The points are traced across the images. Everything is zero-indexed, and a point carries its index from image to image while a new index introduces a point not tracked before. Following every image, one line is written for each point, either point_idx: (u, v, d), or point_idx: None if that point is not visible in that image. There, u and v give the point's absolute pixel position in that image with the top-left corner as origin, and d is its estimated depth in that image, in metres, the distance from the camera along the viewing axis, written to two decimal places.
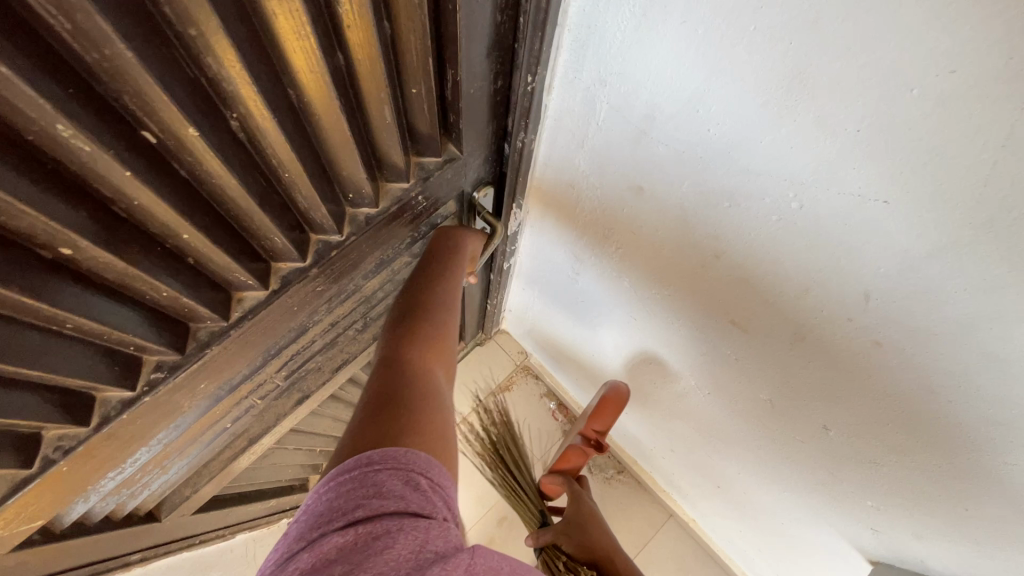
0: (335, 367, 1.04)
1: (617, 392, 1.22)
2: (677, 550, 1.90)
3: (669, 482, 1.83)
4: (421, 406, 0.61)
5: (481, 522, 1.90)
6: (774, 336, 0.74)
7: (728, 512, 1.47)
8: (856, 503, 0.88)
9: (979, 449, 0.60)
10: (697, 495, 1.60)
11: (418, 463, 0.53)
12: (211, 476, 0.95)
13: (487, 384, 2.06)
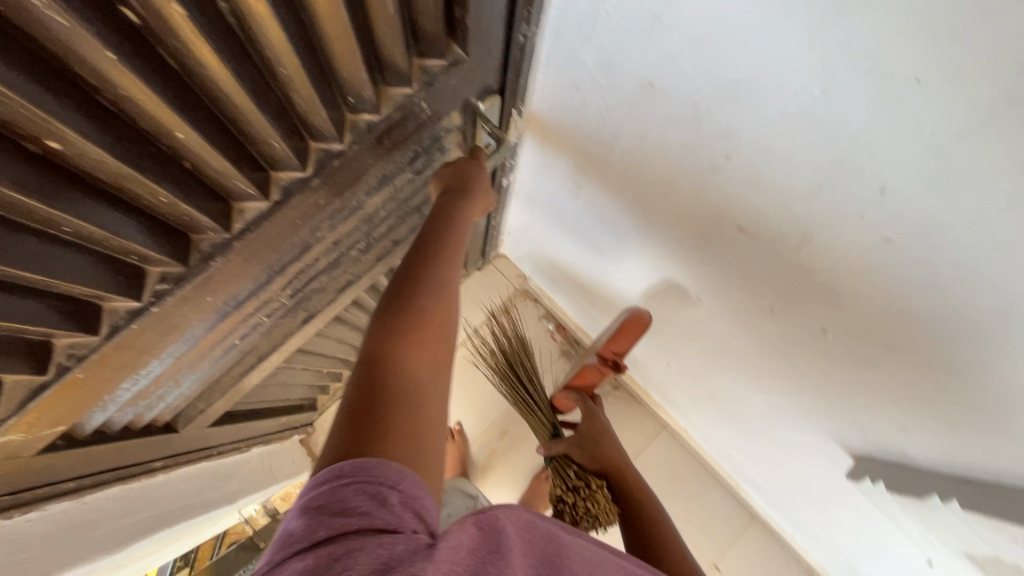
0: (339, 288, 1.04)
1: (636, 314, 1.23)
2: (669, 457, 2.03)
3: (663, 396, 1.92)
4: (408, 423, 0.52)
5: (484, 436, 2.00)
6: (780, 239, 0.74)
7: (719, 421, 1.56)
8: (844, 403, 0.93)
9: (976, 344, 0.61)
10: (690, 406, 1.68)
11: (391, 476, 0.46)
12: (224, 390, 0.98)
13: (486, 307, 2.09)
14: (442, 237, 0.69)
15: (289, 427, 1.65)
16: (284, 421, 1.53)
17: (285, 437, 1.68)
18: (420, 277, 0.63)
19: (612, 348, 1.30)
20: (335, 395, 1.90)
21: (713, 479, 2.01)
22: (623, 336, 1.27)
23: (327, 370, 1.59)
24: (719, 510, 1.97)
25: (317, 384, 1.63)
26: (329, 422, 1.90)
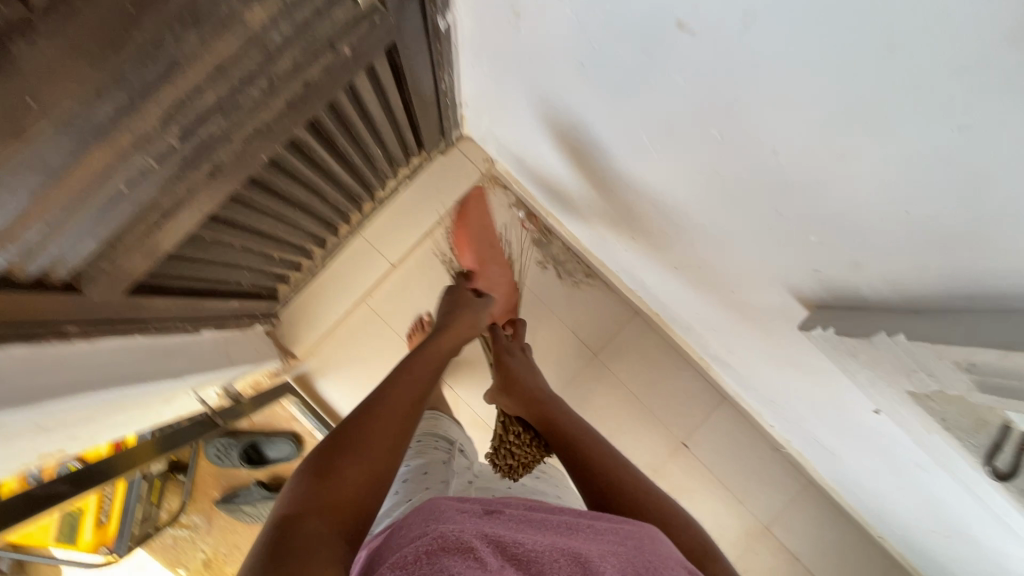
0: (246, 139, 0.93)
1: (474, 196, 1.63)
2: (640, 340, 2.04)
3: (634, 279, 1.86)
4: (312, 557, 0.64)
5: None
6: (721, 29, 0.61)
7: (686, 295, 1.51)
8: (798, 243, 0.85)
9: (932, 127, 0.51)
10: (658, 282, 1.64)
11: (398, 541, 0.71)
12: (129, 251, 0.91)
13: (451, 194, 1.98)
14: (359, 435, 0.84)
15: (246, 315, 1.62)
16: (237, 304, 1.49)
17: (245, 325, 1.65)
18: (337, 477, 0.78)
19: (469, 243, 1.56)
20: (297, 286, 1.85)
21: (683, 361, 2.04)
22: (468, 231, 1.56)
23: (276, 253, 1.52)
24: (690, 387, 2.05)
25: (269, 269, 1.57)
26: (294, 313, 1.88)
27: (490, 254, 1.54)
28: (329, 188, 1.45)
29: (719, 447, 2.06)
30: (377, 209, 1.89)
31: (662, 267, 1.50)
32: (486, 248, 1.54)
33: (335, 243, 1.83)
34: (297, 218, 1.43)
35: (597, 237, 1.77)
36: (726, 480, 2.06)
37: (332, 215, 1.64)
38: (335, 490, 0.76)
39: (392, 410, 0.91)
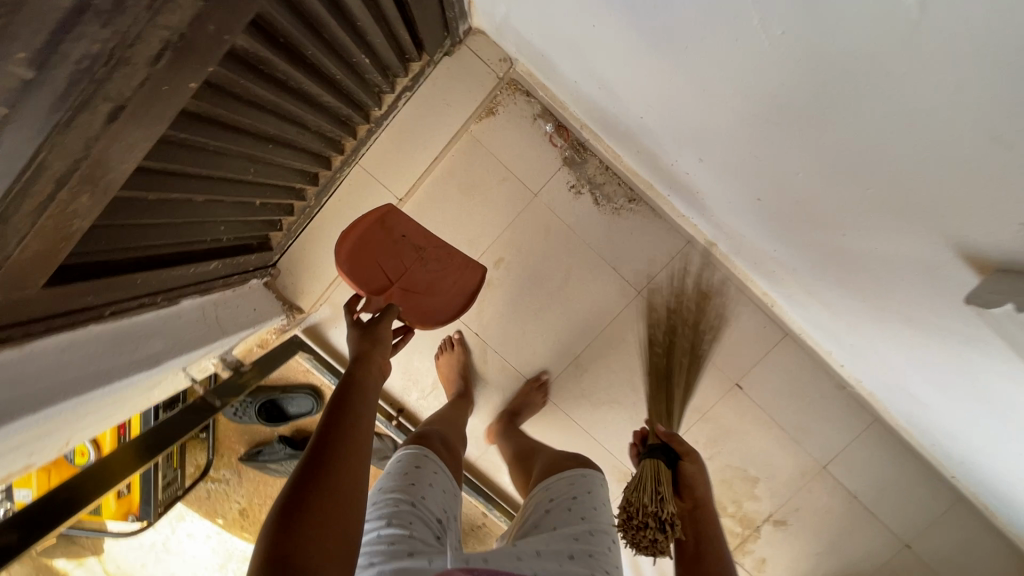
0: (156, 58, 0.62)
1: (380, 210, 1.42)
2: (691, 274, 1.77)
3: (689, 205, 1.55)
4: None
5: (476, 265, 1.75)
6: None
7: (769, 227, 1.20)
8: (1007, 156, 0.55)
9: None
10: (726, 209, 1.34)
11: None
12: (18, 233, 0.64)
13: (463, 108, 1.63)
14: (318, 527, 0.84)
15: (235, 271, 1.40)
16: (220, 264, 1.26)
17: (236, 283, 1.44)
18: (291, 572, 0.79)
19: (366, 268, 1.41)
20: (292, 230, 1.60)
21: (741, 295, 1.78)
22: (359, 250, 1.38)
23: (256, 199, 1.26)
24: (747, 324, 1.81)
25: (251, 218, 1.31)
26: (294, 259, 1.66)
27: (427, 240, 1.50)
28: (308, 111, 1.15)
29: (779, 387, 1.86)
30: (375, 133, 1.57)
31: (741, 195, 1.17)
32: (406, 249, 1.48)
33: (328, 177, 1.55)
34: (274, 154, 1.15)
35: (647, 154, 1.44)
36: (784, 422, 1.88)
37: (320, 145, 1.34)
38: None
39: (346, 495, 0.87)
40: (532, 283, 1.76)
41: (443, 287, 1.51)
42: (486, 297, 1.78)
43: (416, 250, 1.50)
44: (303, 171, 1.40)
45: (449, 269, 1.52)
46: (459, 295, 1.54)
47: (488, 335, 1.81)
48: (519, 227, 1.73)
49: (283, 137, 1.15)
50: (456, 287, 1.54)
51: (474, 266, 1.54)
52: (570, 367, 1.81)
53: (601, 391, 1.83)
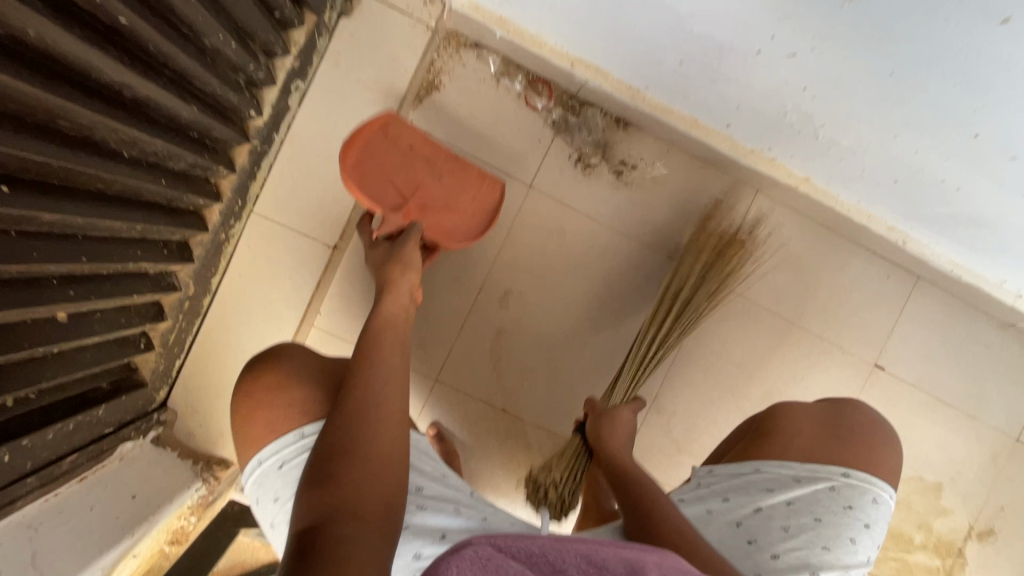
0: None
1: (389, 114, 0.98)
2: (775, 232, 1.24)
3: (764, 132, 1.01)
4: (358, 480, 0.58)
5: (475, 310, 1.18)
6: None
7: (982, 92, 0.67)
8: None
9: None
10: (857, 102, 0.79)
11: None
12: None
13: (392, 86, 1.06)
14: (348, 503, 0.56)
15: (61, 456, 0.75)
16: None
17: (84, 472, 0.80)
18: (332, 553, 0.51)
19: (371, 184, 0.97)
20: (170, 344, 0.96)
21: (851, 243, 1.26)
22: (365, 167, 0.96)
23: (26, 315, 0.63)
24: (864, 281, 1.27)
25: (49, 350, 0.68)
26: (195, 391, 1.03)
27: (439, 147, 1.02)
28: (73, 108, 0.57)
29: (929, 353, 1.31)
30: (264, 154, 0.98)
31: (936, 36, 0.62)
32: (414, 162, 1.00)
33: (204, 242, 0.93)
34: (19, 213, 0.56)
35: (695, 67, 0.89)
36: (948, 398, 1.33)
37: (156, 189, 0.73)
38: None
39: (369, 486, 0.58)
40: (561, 313, 1.20)
41: (465, 203, 1.02)
42: (503, 353, 1.19)
43: (420, 156, 1.00)
44: (142, 242, 0.79)
45: (466, 181, 1.03)
46: (484, 216, 1.04)
47: (520, 407, 1.20)
48: (521, 238, 1.17)
49: (28, 172, 0.56)
50: (477, 200, 1.04)
51: (490, 176, 1.03)
52: (648, 413, 1.23)
53: (700, 435, 1.25)
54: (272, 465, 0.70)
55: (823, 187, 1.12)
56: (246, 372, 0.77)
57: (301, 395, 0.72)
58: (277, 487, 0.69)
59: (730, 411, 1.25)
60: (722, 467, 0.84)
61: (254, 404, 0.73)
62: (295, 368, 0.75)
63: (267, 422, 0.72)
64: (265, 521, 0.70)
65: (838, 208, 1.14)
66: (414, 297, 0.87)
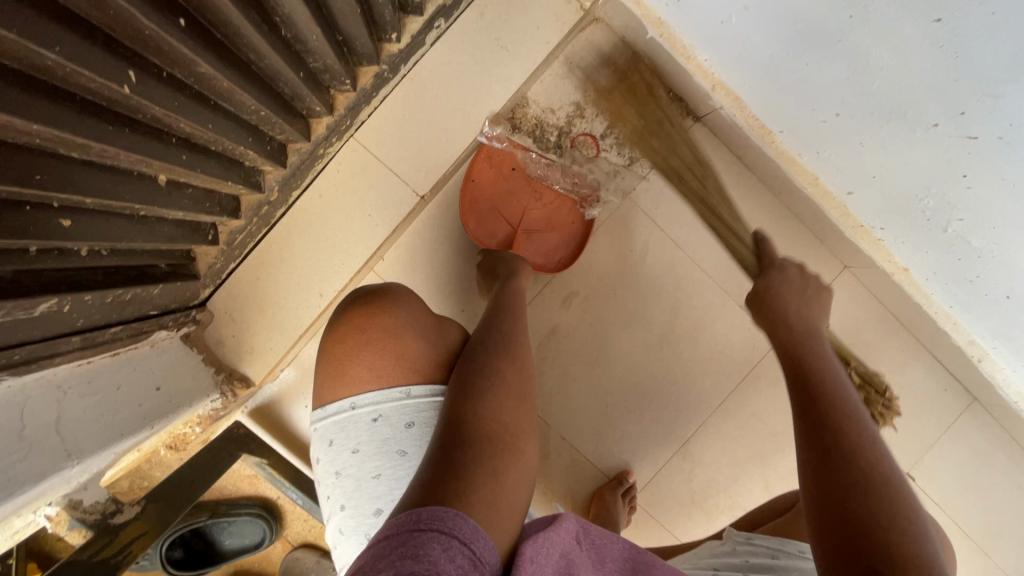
0: None
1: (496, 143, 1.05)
2: (848, 312, 1.20)
3: (883, 210, 0.98)
4: (502, 397, 0.65)
5: (536, 303, 1.14)
6: None
7: None
8: None
9: None
10: (1012, 203, 0.76)
11: (464, 531, 0.47)
12: None
13: (527, 54, 1.02)
14: (493, 412, 0.63)
15: (107, 324, 0.69)
16: (59, 308, 0.59)
17: (119, 348, 0.74)
18: (479, 447, 0.58)
19: (487, 216, 1.07)
20: (234, 246, 0.90)
21: (918, 344, 1.22)
22: (480, 196, 1.06)
23: (138, 166, 0.58)
24: (918, 386, 1.23)
25: (138, 211, 0.63)
26: (240, 299, 0.97)
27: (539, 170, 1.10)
28: None
29: (962, 476, 1.25)
30: (385, 83, 0.93)
31: None
32: (517, 185, 1.09)
33: (302, 151, 0.88)
34: (181, 54, 0.51)
35: (853, 124, 0.85)
36: (970, 526, 1.25)
37: (293, 79, 0.68)
38: (482, 512, 0.50)
39: (510, 404, 0.65)
40: (619, 332, 1.15)
41: (564, 220, 1.12)
42: (550, 354, 1.15)
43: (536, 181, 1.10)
44: (254, 129, 0.73)
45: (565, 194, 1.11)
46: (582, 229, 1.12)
47: (551, 413, 1.16)
48: (603, 244, 1.14)
49: (201, 11, 0.51)
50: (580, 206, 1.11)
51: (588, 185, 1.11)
52: (674, 456, 1.17)
53: (719, 493, 1.18)
54: (367, 415, 0.67)
55: (919, 283, 1.08)
56: (354, 309, 0.73)
57: (413, 350, 0.70)
58: (362, 439, 0.67)
59: (755, 481, 1.18)
60: (762, 539, 0.86)
61: (362, 342, 0.69)
62: (411, 318, 0.72)
63: (372, 366, 0.68)
64: (330, 465, 0.69)
65: (925, 306, 1.10)
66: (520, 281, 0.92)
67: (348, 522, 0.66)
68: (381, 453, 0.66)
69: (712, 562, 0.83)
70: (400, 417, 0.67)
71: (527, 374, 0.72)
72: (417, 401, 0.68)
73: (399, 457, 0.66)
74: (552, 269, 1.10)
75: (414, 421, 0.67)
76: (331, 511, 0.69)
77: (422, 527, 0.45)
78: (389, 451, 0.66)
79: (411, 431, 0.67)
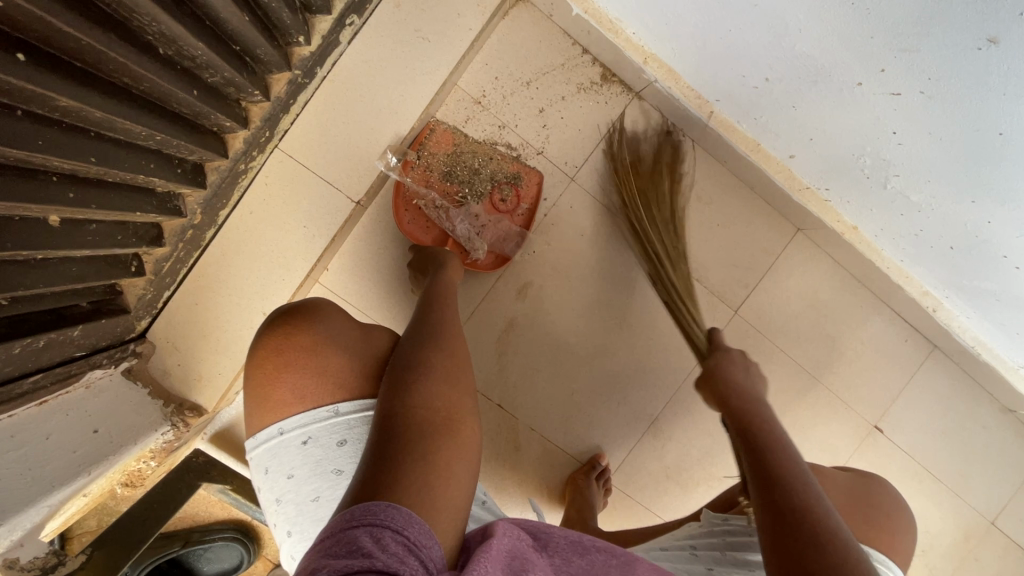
0: None
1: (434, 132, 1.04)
2: (806, 274, 1.19)
3: (825, 171, 0.96)
4: (435, 381, 0.66)
5: (491, 296, 1.12)
6: None
7: None
8: None
9: None
10: (943, 152, 0.75)
11: (397, 518, 0.48)
12: None
13: (452, 44, 1.01)
14: (428, 396, 0.63)
15: (24, 374, 0.69)
16: None
17: (45, 396, 0.73)
18: (414, 433, 0.58)
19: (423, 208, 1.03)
20: (163, 274, 0.86)
21: (878, 300, 1.21)
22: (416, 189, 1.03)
23: (15, 211, 0.55)
24: (881, 341, 1.22)
25: (31, 255, 0.60)
26: (181, 326, 0.94)
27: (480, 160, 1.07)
28: None
29: (931, 425, 1.25)
30: (302, 88, 0.89)
31: None
32: (457, 173, 1.05)
33: (221, 169, 0.84)
34: (29, 90, 0.48)
35: (782, 88, 0.84)
36: (941, 473, 1.26)
37: (186, 99, 0.65)
38: (416, 497, 0.51)
39: (445, 386, 0.66)
40: (578, 318, 1.14)
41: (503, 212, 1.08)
42: (511, 346, 1.13)
43: (469, 170, 1.06)
44: (157, 153, 0.69)
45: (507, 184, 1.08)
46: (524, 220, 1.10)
47: (518, 405, 1.15)
48: (552, 230, 1.12)
49: (46, 42, 0.49)
50: (516, 198, 1.08)
51: (531, 173, 1.08)
52: (644, 435, 1.18)
53: (692, 465, 1.19)
54: (297, 438, 0.67)
55: (869, 239, 1.07)
56: (270, 331, 0.72)
57: (335, 364, 0.70)
58: (296, 463, 0.67)
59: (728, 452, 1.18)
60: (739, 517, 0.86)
61: (282, 364, 0.69)
62: (332, 332, 0.71)
63: (294, 387, 0.68)
64: (270, 494, 0.68)
65: (877, 263, 1.09)
66: (451, 280, 0.90)
67: (296, 547, 0.66)
68: (317, 475, 0.66)
69: (691, 542, 0.85)
70: (331, 437, 0.67)
71: (461, 358, 0.72)
72: (346, 419, 0.67)
73: (336, 476, 0.66)
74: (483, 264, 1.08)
75: (346, 439, 0.67)
76: (279, 539, 0.68)
77: (354, 523, 0.46)
78: (324, 473, 0.66)
79: (344, 450, 0.66)
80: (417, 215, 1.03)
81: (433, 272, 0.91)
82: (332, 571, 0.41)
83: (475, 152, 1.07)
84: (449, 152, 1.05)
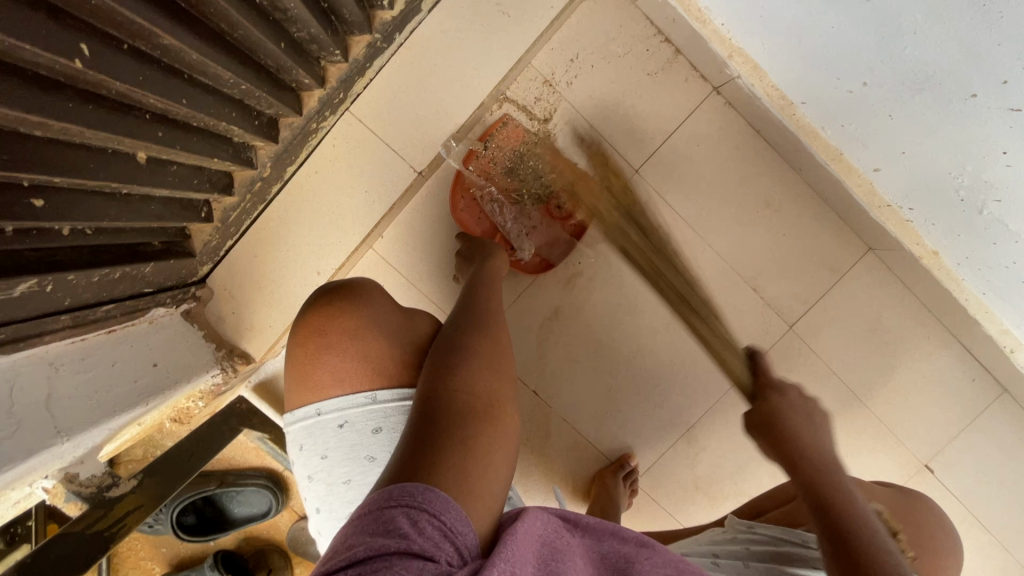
0: None
1: (508, 127, 1.03)
2: (870, 297, 1.13)
3: (913, 187, 0.90)
4: (477, 367, 0.64)
5: (538, 282, 1.11)
6: None
7: None
8: None
9: None
10: None
11: (434, 503, 0.47)
12: None
13: (530, 21, 0.99)
14: (471, 383, 0.62)
15: (98, 302, 0.72)
16: (41, 288, 0.61)
17: (113, 324, 0.76)
18: (456, 419, 0.57)
19: (479, 202, 1.04)
20: (228, 223, 0.89)
21: (947, 332, 1.13)
22: (477, 183, 1.03)
23: (110, 142, 0.57)
24: (943, 376, 1.15)
25: (119, 188, 0.62)
26: (240, 275, 0.97)
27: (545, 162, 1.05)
28: None
29: (989, 472, 1.17)
30: (379, 53, 0.90)
31: None
32: (519, 168, 1.05)
33: (293, 126, 0.85)
34: (138, 26, 0.50)
35: (881, 94, 0.78)
36: (994, 523, 1.18)
37: (274, 51, 0.65)
38: (455, 483, 0.50)
39: (488, 374, 0.65)
40: (623, 316, 1.11)
41: (558, 217, 1.07)
42: (552, 335, 1.12)
43: (532, 170, 1.05)
44: (238, 103, 0.70)
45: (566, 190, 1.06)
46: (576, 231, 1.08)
47: (552, 395, 1.14)
48: None
49: None
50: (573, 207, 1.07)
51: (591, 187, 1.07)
52: (678, 441, 1.15)
53: (724, 478, 1.15)
54: (333, 421, 0.68)
55: (949, 267, 1.00)
56: (316, 308, 0.72)
57: (375, 349, 0.70)
58: (329, 446, 0.68)
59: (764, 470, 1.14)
60: (764, 527, 0.83)
61: (323, 346, 0.70)
62: (375, 317, 0.72)
63: (333, 369, 0.69)
64: (302, 469, 0.70)
65: (955, 293, 1.02)
66: (501, 271, 0.90)
67: (324, 523, 0.69)
68: (349, 460, 0.67)
69: (711, 549, 0.79)
70: (366, 423, 0.68)
71: (505, 347, 0.71)
72: (383, 407, 0.68)
73: (368, 463, 0.67)
74: (526, 268, 1.08)
75: (380, 427, 0.67)
76: (309, 512, 0.71)
77: (391, 502, 0.46)
78: (357, 457, 0.67)
79: (379, 437, 0.67)
80: (472, 204, 1.04)
81: (482, 257, 0.92)
82: (369, 550, 0.41)
83: (541, 153, 1.05)
84: (516, 148, 1.04)
